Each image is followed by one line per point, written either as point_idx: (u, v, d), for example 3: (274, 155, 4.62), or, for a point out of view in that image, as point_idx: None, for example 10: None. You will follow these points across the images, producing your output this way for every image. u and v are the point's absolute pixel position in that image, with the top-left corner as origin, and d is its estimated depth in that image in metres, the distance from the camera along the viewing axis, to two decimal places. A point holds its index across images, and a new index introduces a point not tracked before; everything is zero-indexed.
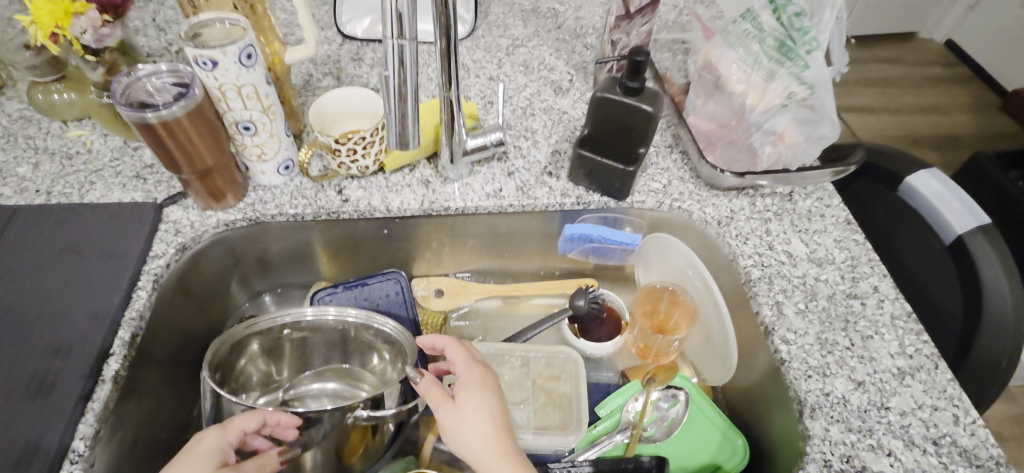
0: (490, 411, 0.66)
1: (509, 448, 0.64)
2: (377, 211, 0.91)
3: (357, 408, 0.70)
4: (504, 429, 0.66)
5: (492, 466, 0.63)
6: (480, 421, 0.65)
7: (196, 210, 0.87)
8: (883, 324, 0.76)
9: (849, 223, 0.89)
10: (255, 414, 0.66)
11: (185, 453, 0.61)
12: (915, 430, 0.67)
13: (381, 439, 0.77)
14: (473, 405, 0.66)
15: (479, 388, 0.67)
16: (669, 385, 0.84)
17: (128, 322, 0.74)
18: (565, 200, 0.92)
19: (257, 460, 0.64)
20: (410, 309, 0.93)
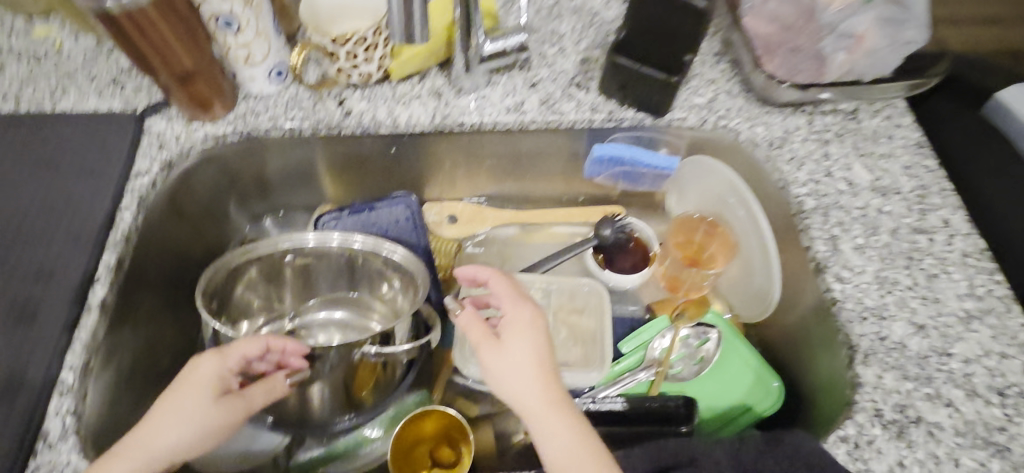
0: (539, 352, 0.57)
1: (559, 397, 0.55)
2: (383, 126, 0.80)
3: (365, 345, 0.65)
4: (553, 375, 0.56)
5: (539, 416, 0.54)
6: (528, 364, 0.56)
7: (181, 121, 0.78)
8: (951, 263, 0.68)
9: (920, 147, 0.78)
10: (258, 342, 0.59)
11: (183, 381, 0.56)
12: (979, 379, 0.60)
13: (392, 373, 0.70)
14: (520, 346, 0.56)
15: (528, 325, 0.57)
16: (699, 322, 0.78)
17: (113, 246, 0.68)
18: (595, 116, 0.81)
19: (262, 386, 0.60)
20: (421, 236, 0.86)
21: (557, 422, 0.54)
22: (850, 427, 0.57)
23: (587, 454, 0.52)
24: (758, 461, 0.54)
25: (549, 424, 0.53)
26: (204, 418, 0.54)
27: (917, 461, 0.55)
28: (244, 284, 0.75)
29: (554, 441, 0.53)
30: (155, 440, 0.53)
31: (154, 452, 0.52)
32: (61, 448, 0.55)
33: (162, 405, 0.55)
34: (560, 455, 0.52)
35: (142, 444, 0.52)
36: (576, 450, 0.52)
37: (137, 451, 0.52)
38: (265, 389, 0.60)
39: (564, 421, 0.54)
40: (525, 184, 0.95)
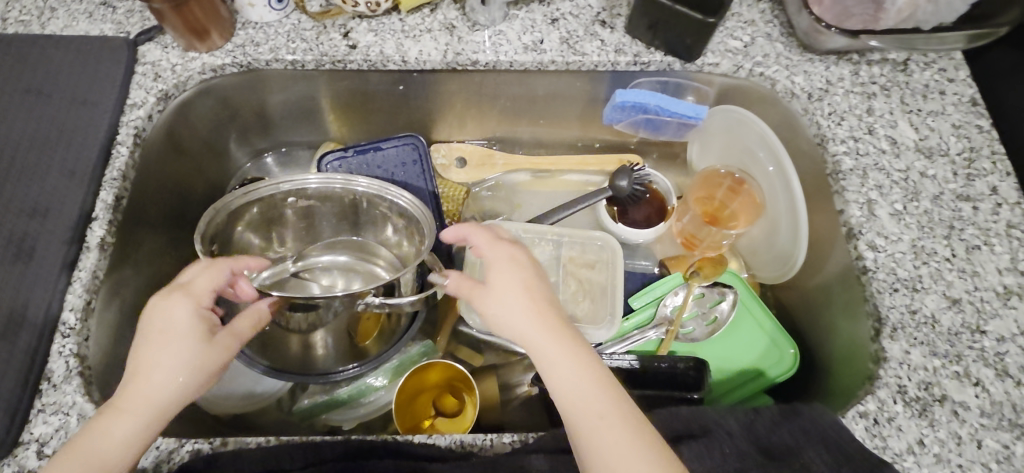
0: (528, 284, 0.52)
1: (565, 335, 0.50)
2: (391, 62, 0.75)
3: (368, 296, 0.62)
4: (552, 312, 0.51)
5: (548, 361, 0.49)
6: (521, 305, 0.51)
7: (177, 50, 0.73)
8: (995, 234, 0.63)
9: (974, 104, 0.72)
10: (217, 268, 0.53)
11: (149, 325, 0.49)
12: (1011, 359, 0.57)
13: (394, 321, 0.74)
14: (507, 281, 0.52)
15: (509, 267, 0.53)
16: (715, 282, 0.75)
17: (110, 183, 0.65)
18: (620, 59, 0.75)
19: (245, 317, 0.54)
20: (429, 180, 0.82)
21: (560, 354, 0.49)
22: (870, 402, 0.55)
23: (604, 391, 0.47)
24: (772, 432, 0.53)
25: (557, 360, 0.48)
26: (189, 357, 0.48)
27: (938, 441, 0.53)
28: (243, 225, 0.72)
29: (563, 377, 0.48)
30: (143, 391, 0.46)
31: (148, 402, 0.46)
32: (66, 389, 0.55)
33: (135, 357, 0.48)
34: (573, 392, 0.47)
35: (130, 400, 0.46)
36: (587, 382, 0.47)
37: (128, 409, 0.46)
38: (249, 318, 0.54)
39: (570, 352, 0.49)
40: (540, 128, 0.90)
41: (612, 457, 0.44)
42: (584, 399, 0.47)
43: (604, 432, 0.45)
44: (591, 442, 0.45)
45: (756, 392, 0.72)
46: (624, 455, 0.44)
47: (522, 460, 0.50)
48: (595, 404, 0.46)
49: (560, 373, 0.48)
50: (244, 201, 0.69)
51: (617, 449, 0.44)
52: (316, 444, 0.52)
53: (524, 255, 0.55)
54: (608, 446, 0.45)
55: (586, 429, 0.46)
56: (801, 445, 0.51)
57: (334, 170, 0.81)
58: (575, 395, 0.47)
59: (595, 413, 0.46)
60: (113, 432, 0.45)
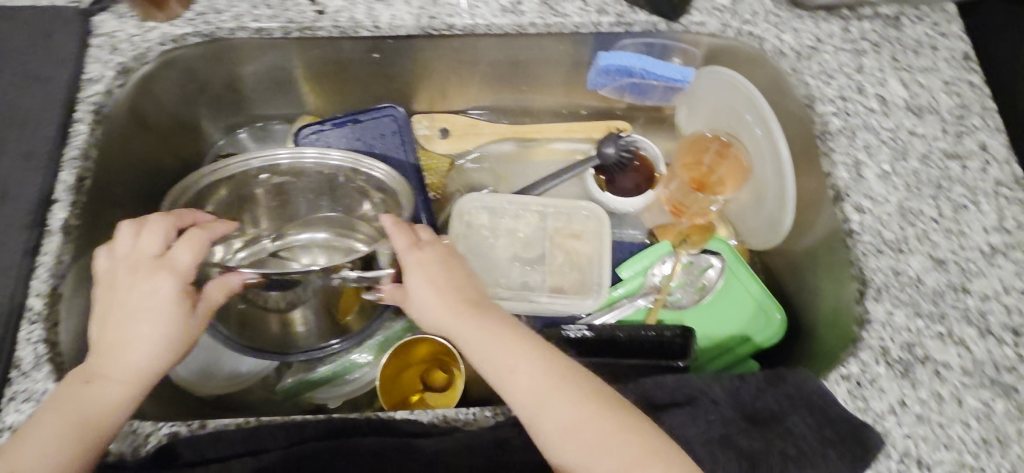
0: (436, 277, 0.55)
1: (476, 323, 0.53)
2: (363, 28, 0.71)
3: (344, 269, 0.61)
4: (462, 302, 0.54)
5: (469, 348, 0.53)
6: (431, 303, 0.54)
7: (134, 21, 0.69)
8: (983, 192, 0.62)
9: (966, 59, 0.70)
10: (195, 241, 0.55)
11: (123, 300, 0.51)
12: (995, 317, 0.57)
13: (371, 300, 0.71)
14: (417, 281, 0.55)
15: (413, 269, 0.56)
16: (704, 250, 0.75)
17: (70, 163, 0.62)
18: (602, 19, 0.71)
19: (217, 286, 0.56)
20: (410, 152, 0.79)
21: (477, 330, 0.53)
22: (853, 365, 0.54)
23: (523, 364, 0.51)
24: (758, 398, 0.53)
25: (474, 338, 0.52)
26: (169, 326, 0.51)
27: (920, 401, 0.53)
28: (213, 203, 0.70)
29: (478, 357, 0.52)
30: (124, 359, 0.50)
31: (129, 369, 0.49)
32: (37, 376, 0.53)
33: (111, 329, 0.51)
34: (496, 362, 0.51)
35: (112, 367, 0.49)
36: (505, 349, 0.52)
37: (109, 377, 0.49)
38: (221, 289, 0.56)
39: (484, 326, 0.53)
40: (523, 95, 0.87)
41: (539, 401, 0.49)
42: (505, 363, 0.51)
43: (527, 384, 0.50)
44: (520, 397, 0.49)
45: (743, 357, 0.72)
46: (548, 395, 0.49)
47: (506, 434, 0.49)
48: (514, 364, 0.51)
49: (481, 348, 0.52)
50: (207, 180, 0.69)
51: (541, 392, 0.49)
52: (296, 423, 0.52)
53: (434, 247, 0.58)
54: (534, 392, 0.49)
55: (513, 388, 0.50)
56: (785, 410, 0.51)
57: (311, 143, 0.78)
58: (498, 360, 0.51)
59: (513, 371, 0.50)
60: (91, 398, 0.48)
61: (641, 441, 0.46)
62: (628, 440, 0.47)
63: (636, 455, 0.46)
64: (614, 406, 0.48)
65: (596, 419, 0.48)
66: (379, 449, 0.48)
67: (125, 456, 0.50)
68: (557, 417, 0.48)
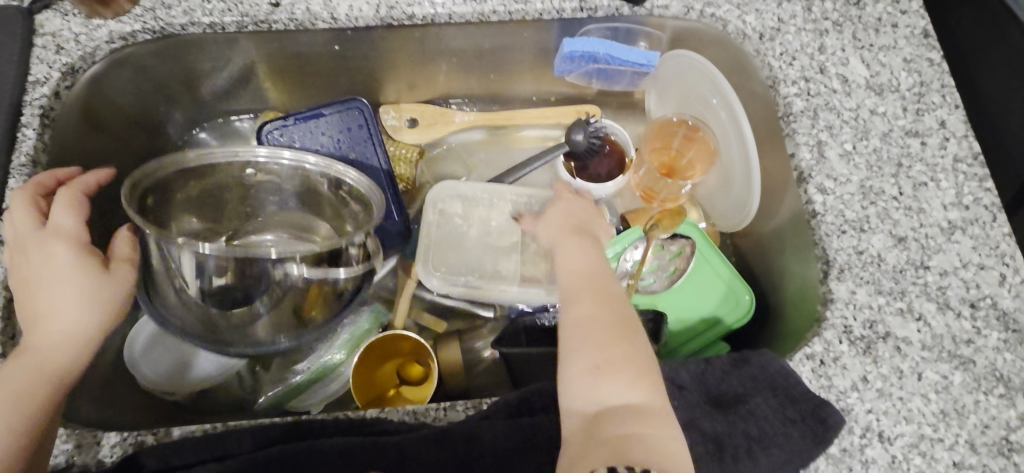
0: (567, 208, 0.68)
1: (577, 243, 0.63)
2: (320, 19, 0.69)
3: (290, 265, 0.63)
4: (577, 231, 0.65)
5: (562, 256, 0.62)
6: (553, 217, 0.68)
7: (79, 18, 0.66)
8: (941, 169, 0.63)
9: (926, 36, 0.70)
10: (72, 202, 0.58)
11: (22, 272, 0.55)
12: (953, 292, 0.58)
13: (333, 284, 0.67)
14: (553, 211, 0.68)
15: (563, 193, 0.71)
16: (675, 234, 0.74)
17: (19, 170, 0.60)
18: (565, 5, 0.70)
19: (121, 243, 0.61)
20: (377, 146, 0.77)
21: (575, 245, 0.63)
22: (817, 344, 0.55)
23: (599, 283, 0.58)
24: (723, 381, 0.55)
25: (566, 249, 0.62)
26: (82, 285, 0.55)
27: (881, 376, 0.54)
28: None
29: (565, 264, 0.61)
30: (50, 328, 0.53)
31: (58, 335, 0.53)
32: None
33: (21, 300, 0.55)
34: (570, 266, 0.60)
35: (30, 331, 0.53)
36: (587, 261, 0.60)
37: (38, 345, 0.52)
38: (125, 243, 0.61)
39: (584, 246, 0.63)
40: (491, 83, 0.86)
41: (581, 295, 0.57)
42: (576, 269, 0.60)
43: (583, 284, 0.58)
44: (572, 291, 0.58)
45: (714, 340, 0.73)
46: (590, 295, 0.56)
47: (475, 427, 0.50)
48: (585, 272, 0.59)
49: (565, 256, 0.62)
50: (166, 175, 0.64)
51: (602, 303, 0.56)
52: (263, 424, 0.52)
53: (586, 200, 0.71)
54: (584, 291, 0.57)
55: (571, 284, 0.59)
56: (750, 392, 0.53)
57: (274, 139, 0.76)
58: (573, 266, 0.60)
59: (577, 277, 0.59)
60: (27, 365, 0.51)
61: (631, 356, 0.51)
62: (623, 350, 0.51)
63: (618, 360, 0.50)
64: (633, 333, 0.53)
65: (612, 327, 0.53)
66: (346, 443, 0.49)
67: (89, 467, 0.49)
68: (584, 310, 0.55)
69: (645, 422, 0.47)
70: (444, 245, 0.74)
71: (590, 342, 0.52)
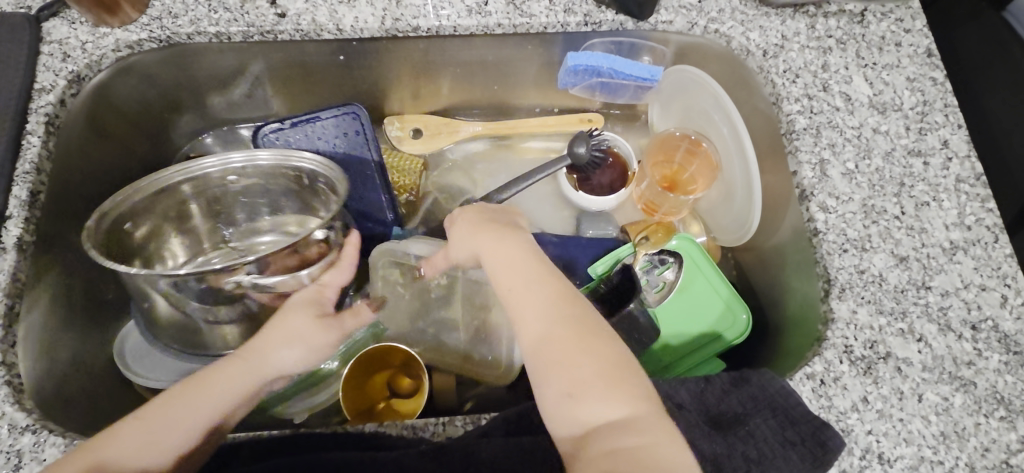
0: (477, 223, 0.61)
1: (504, 262, 0.57)
2: (326, 30, 0.69)
3: (239, 272, 0.58)
4: (500, 240, 0.59)
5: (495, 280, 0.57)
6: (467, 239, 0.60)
7: (86, 26, 0.66)
8: (944, 189, 0.63)
9: (929, 55, 0.70)
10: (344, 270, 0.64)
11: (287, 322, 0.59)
12: (954, 313, 0.58)
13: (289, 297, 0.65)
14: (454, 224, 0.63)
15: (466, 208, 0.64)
16: (664, 249, 0.75)
17: (22, 177, 0.60)
18: (569, 20, 0.70)
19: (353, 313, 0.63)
20: (372, 148, 0.77)
21: (504, 262, 0.57)
22: (817, 364, 0.55)
23: (541, 297, 0.54)
24: (722, 401, 0.54)
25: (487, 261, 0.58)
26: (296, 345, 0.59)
27: (881, 397, 0.54)
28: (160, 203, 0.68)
29: (504, 287, 0.56)
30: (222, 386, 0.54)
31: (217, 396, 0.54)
32: None
33: (252, 350, 0.57)
34: (502, 279, 0.57)
35: (260, 375, 0.57)
36: (515, 270, 0.56)
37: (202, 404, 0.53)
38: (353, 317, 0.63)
39: (515, 259, 0.57)
40: (494, 94, 0.86)
41: (527, 315, 0.54)
42: (509, 281, 0.56)
43: (525, 299, 0.54)
44: (513, 308, 0.55)
45: (711, 356, 0.72)
46: (537, 312, 0.53)
47: (473, 446, 0.50)
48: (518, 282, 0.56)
49: (491, 266, 0.58)
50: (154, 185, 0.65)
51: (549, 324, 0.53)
52: (270, 440, 0.53)
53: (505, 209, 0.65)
54: (526, 306, 0.54)
55: (510, 302, 0.55)
56: (749, 412, 0.53)
57: (269, 143, 0.75)
58: (507, 283, 0.56)
59: (516, 295, 0.55)
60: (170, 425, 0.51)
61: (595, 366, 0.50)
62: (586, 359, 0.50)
63: (586, 375, 0.49)
64: (586, 337, 0.51)
65: (570, 339, 0.51)
66: (346, 457, 0.49)
67: None
68: (535, 331, 0.53)
69: (631, 431, 0.47)
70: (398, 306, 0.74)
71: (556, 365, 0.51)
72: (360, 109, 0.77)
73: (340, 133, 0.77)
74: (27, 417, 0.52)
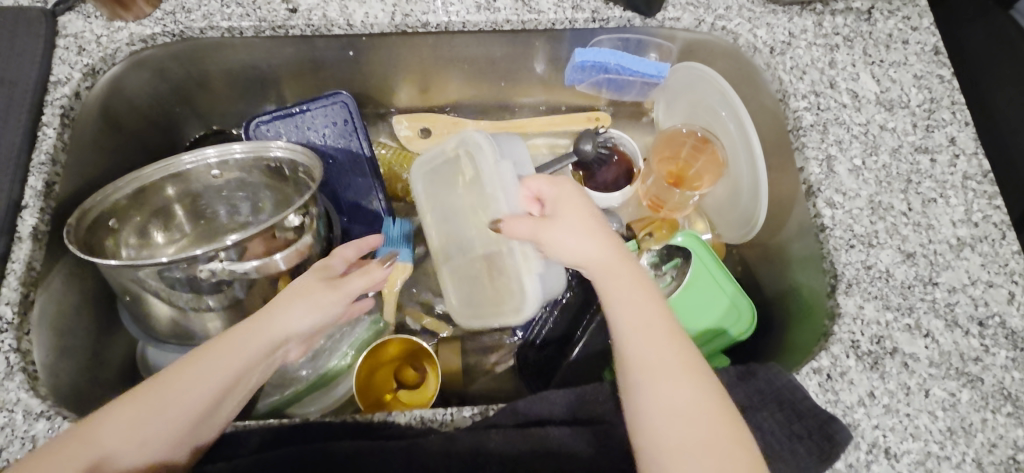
0: (591, 227, 0.55)
1: (635, 296, 0.52)
2: (336, 26, 0.70)
3: (215, 260, 0.58)
4: (628, 262, 0.54)
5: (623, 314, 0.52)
6: (588, 241, 0.54)
7: (101, 20, 0.67)
8: (951, 186, 0.63)
9: (936, 53, 0.70)
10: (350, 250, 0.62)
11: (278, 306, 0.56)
12: (961, 309, 0.58)
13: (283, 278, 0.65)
14: (573, 218, 0.55)
15: (575, 199, 0.56)
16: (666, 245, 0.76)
17: (38, 168, 0.61)
18: (577, 16, 0.71)
19: (361, 277, 0.59)
20: (362, 139, 0.78)
21: (640, 299, 0.52)
22: (824, 358, 0.55)
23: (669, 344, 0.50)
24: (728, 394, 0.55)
25: (619, 292, 0.52)
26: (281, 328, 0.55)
27: (888, 392, 0.54)
28: (170, 194, 0.69)
29: (638, 324, 0.51)
30: (191, 376, 0.50)
31: (191, 395, 0.49)
32: (9, 385, 0.53)
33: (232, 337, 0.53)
34: (632, 315, 0.52)
35: (249, 357, 0.53)
36: (649, 311, 0.52)
37: (174, 404, 0.49)
38: (366, 278, 0.59)
39: (646, 297, 0.53)
40: (501, 90, 0.86)
41: (660, 371, 0.49)
42: (644, 318, 0.51)
43: (660, 347, 0.50)
44: (639, 357, 0.50)
45: (716, 351, 0.73)
46: (672, 371, 0.49)
47: (480, 437, 0.50)
48: (657, 323, 0.51)
49: (617, 298, 0.52)
50: (167, 176, 0.66)
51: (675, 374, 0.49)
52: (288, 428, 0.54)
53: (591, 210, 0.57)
54: (659, 359, 0.49)
55: (640, 343, 0.50)
56: (755, 405, 0.53)
57: (261, 135, 0.76)
58: (639, 321, 0.51)
59: (653, 331, 0.51)
60: (138, 423, 0.47)
61: (737, 448, 0.46)
62: (725, 433, 0.46)
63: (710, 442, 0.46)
64: (724, 412, 0.47)
65: (705, 407, 0.47)
66: (355, 447, 0.50)
67: None
68: (671, 391, 0.48)
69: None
70: (433, 181, 0.70)
71: (688, 437, 0.46)
72: (347, 96, 0.78)
73: (329, 123, 0.77)
74: (42, 403, 0.52)
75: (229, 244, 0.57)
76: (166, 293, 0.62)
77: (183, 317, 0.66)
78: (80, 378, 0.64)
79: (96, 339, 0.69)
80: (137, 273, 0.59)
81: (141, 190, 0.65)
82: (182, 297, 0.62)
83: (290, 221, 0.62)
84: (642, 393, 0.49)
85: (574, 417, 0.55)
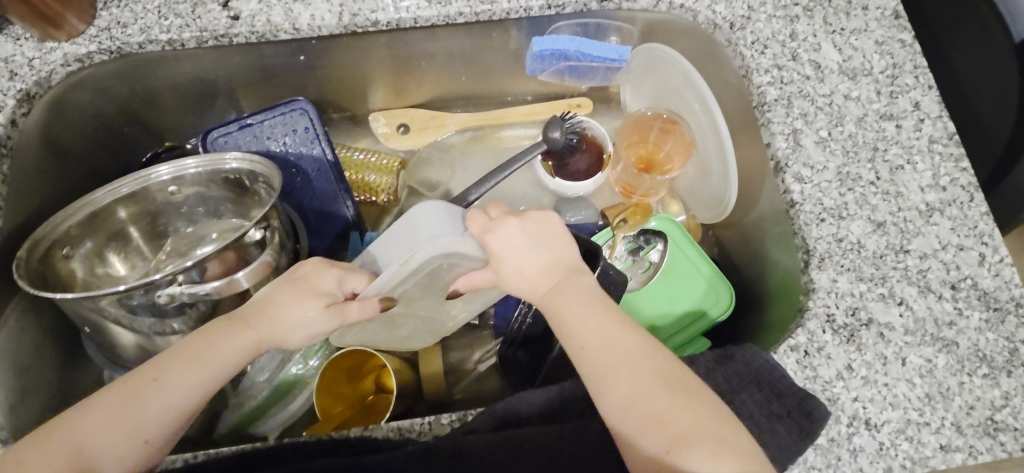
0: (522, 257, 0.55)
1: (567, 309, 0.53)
2: (282, 31, 0.67)
3: (173, 283, 0.56)
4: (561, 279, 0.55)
5: (571, 329, 0.52)
6: (524, 270, 0.55)
7: (32, 41, 0.64)
8: (917, 151, 0.63)
9: (897, 17, 0.70)
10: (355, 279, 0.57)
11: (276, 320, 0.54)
12: (934, 274, 0.58)
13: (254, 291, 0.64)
14: (510, 263, 0.55)
15: (506, 243, 0.55)
16: (643, 230, 0.74)
17: None
18: (532, 4, 0.68)
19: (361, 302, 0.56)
20: (325, 146, 0.75)
21: (576, 311, 0.53)
22: (801, 335, 0.55)
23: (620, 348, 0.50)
24: (708, 379, 0.54)
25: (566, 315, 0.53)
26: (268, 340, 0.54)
27: (865, 364, 0.54)
28: (124, 218, 0.66)
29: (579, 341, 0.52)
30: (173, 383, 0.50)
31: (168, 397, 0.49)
32: None
33: (224, 351, 0.52)
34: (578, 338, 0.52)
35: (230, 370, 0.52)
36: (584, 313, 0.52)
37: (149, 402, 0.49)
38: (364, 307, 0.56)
39: (586, 306, 0.53)
40: (464, 84, 0.84)
41: (606, 373, 0.49)
42: (583, 339, 0.51)
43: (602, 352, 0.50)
44: (590, 368, 0.50)
45: (697, 334, 0.72)
46: (616, 370, 0.49)
47: (460, 441, 0.50)
48: (595, 342, 0.51)
49: (566, 324, 0.53)
50: (116, 201, 0.63)
51: (613, 367, 0.49)
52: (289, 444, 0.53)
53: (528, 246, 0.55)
54: (603, 364, 0.50)
55: (586, 359, 0.51)
56: (734, 388, 0.53)
57: (220, 147, 0.73)
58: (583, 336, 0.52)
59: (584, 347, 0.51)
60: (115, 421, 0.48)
61: (701, 423, 0.46)
62: (673, 404, 0.47)
63: (663, 412, 0.47)
64: (673, 384, 0.48)
65: (655, 391, 0.48)
66: (330, 464, 0.49)
67: None
68: (624, 389, 0.48)
69: (694, 446, 0.45)
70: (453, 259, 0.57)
71: (645, 423, 0.47)
72: (305, 101, 0.75)
73: (288, 132, 0.74)
74: None
75: (188, 266, 0.55)
76: (128, 320, 0.59)
77: (146, 345, 0.63)
78: (44, 414, 0.62)
79: (60, 373, 0.67)
80: (94, 304, 0.56)
81: (91, 217, 0.63)
82: (144, 323, 0.60)
83: (251, 236, 0.60)
84: (598, 403, 0.49)
85: (551, 413, 0.55)
